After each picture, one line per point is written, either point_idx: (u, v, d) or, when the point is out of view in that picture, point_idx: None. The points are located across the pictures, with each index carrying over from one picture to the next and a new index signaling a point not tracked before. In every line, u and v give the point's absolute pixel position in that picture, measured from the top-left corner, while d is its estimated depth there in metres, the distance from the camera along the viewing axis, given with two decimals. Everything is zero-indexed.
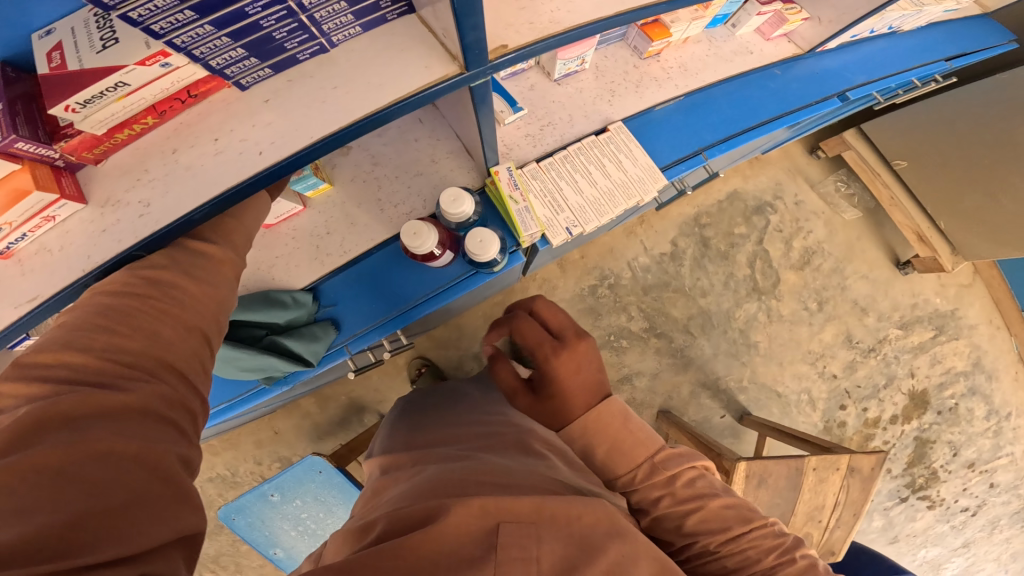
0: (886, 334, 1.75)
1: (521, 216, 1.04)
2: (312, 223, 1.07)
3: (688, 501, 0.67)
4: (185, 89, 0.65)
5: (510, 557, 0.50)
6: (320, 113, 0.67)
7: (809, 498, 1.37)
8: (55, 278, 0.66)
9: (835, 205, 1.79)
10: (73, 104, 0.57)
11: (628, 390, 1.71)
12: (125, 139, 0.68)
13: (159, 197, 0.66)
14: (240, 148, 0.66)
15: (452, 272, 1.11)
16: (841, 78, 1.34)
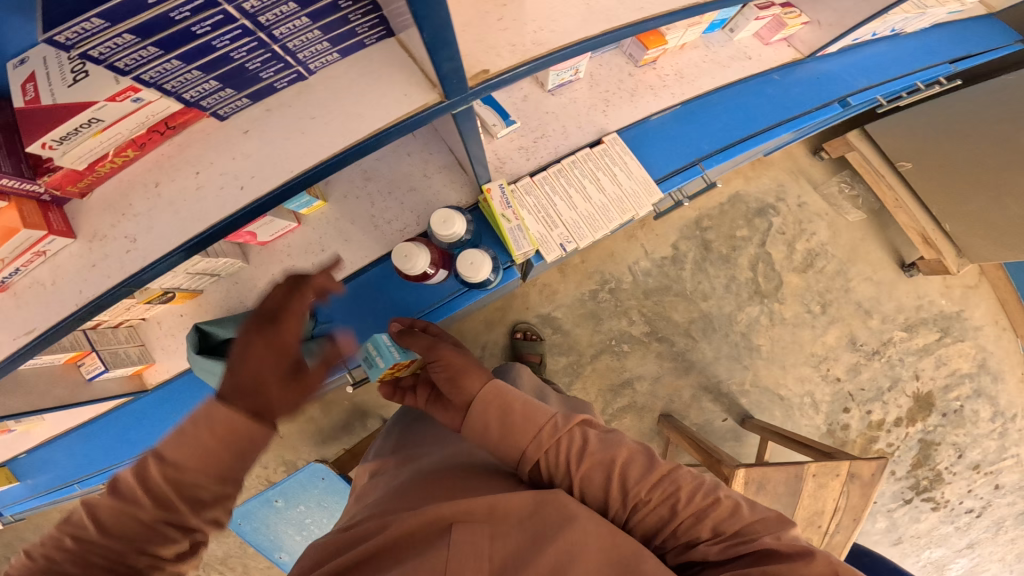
0: (890, 336, 1.73)
1: (514, 234, 1.05)
2: (307, 239, 1.08)
3: (642, 474, 0.66)
4: (163, 120, 0.65)
5: (460, 555, 0.57)
6: (300, 145, 0.66)
7: (808, 504, 1.37)
8: (49, 312, 0.68)
9: (838, 206, 1.77)
10: (49, 141, 0.57)
11: (629, 394, 1.71)
12: (109, 171, 0.68)
13: (144, 231, 0.67)
14: (220, 183, 0.67)
15: (447, 288, 1.11)
16: (842, 82, 1.35)
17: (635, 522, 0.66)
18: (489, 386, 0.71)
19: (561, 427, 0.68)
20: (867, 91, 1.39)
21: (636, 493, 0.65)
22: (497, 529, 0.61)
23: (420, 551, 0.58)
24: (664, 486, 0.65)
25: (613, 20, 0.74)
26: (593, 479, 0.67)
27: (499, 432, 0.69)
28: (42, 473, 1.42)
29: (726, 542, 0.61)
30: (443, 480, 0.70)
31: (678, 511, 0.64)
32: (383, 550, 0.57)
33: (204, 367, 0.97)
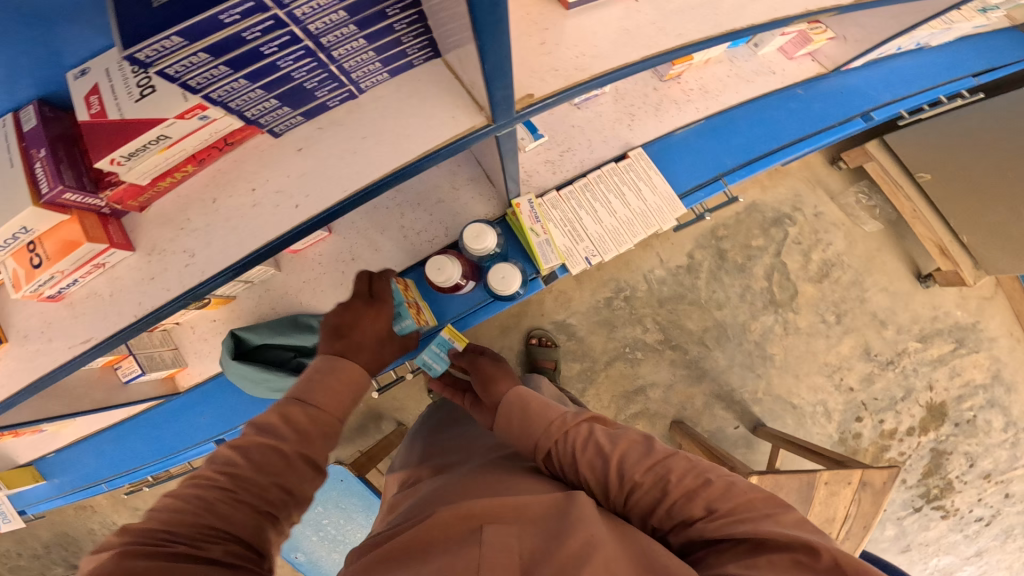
0: (905, 347, 1.74)
1: (542, 248, 1.08)
2: (337, 248, 1.19)
3: (647, 466, 0.66)
4: (223, 138, 0.70)
5: (493, 546, 0.55)
6: (353, 164, 0.70)
7: (820, 511, 1.39)
8: (110, 321, 0.75)
9: (855, 216, 1.77)
10: (118, 157, 0.61)
11: (641, 401, 1.73)
12: (168, 186, 0.73)
13: (202, 247, 0.72)
14: (275, 200, 0.71)
15: (473, 298, 1.16)
16: (865, 97, 1.39)
17: (632, 504, 0.66)
18: (512, 390, 0.84)
19: (569, 421, 0.74)
20: (890, 105, 1.41)
21: (629, 475, 0.66)
22: (524, 527, 0.59)
23: (448, 549, 0.56)
24: (654, 470, 0.65)
25: (654, 46, 0.76)
26: (592, 467, 0.68)
27: (519, 423, 0.78)
28: (69, 472, 1.49)
29: (721, 520, 0.57)
30: (469, 483, 0.72)
31: (668, 491, 0.62)
32: (417, 542, 0.58)
33: (238, 369, 1.12)
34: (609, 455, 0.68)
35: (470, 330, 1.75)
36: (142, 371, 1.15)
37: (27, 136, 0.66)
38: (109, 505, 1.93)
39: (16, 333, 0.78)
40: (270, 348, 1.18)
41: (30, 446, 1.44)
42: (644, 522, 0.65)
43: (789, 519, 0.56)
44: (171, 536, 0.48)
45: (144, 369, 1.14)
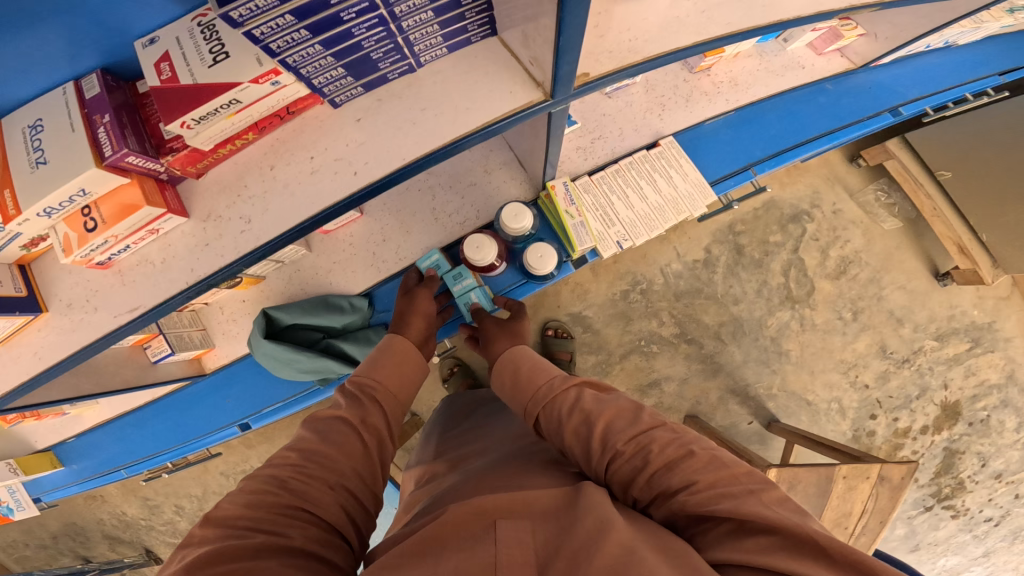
0: (922, 345, 1.74)
1: (577, 230, 1.12)
2: (368, 230, 1.24)
3: (631, 438, 0.68)
4: (286, 106, 0.81)
5: (508, 537, 0.56)
6: (411, 136, 0.80)
7: (836, 505, 1.40)
8: (157, 289, 0.85)
9: (874, 214, 1.77)
10: (189, 120, 0.70)
11: (656, 394, 1.74)
12: (226, 152, 0.84)
13: (258, 215, 0.83)
14: (335, 167, 0.82)
15: (504, 281, 1.22)
16: (894, 93, 1.39)
17: (613, 472, 0.68)
18: (511, 355, 0.93)
19: (559, 389, 0.80)
20: (917, 101, 1.41)
21: (612, 443, 0.69)
22: (537, 522, 0.59)
23: (463, 545, 0.56)
24: (637, 440, 0.68)
25: (704, 33, 0.78)
26: (579, 433, 0.73)
27: (513, 387, 0.89)
28: (89, 457, 1.50)
29: (700, 495, 0.59)
30: (489, 482, 0.72)
31: (649, 461, 0.65)
32: (433, 538, 0.57)
33: (271, 348, 1.17)
34: (595, 424, 0.72)
35: None
36: (172, 350, 1.17)
37: (89, 102, 0.73)
38: (122, 494, 1.93)
39: (64, 306, 0.86)
40: (299, 329, 1.24)
41: (52, 429, 1.46)
42: (626, 493, 0.67)
43: (772, 496, 0.57)
44: (254, 524, 0.55)
45: (174, 349, 1.16)
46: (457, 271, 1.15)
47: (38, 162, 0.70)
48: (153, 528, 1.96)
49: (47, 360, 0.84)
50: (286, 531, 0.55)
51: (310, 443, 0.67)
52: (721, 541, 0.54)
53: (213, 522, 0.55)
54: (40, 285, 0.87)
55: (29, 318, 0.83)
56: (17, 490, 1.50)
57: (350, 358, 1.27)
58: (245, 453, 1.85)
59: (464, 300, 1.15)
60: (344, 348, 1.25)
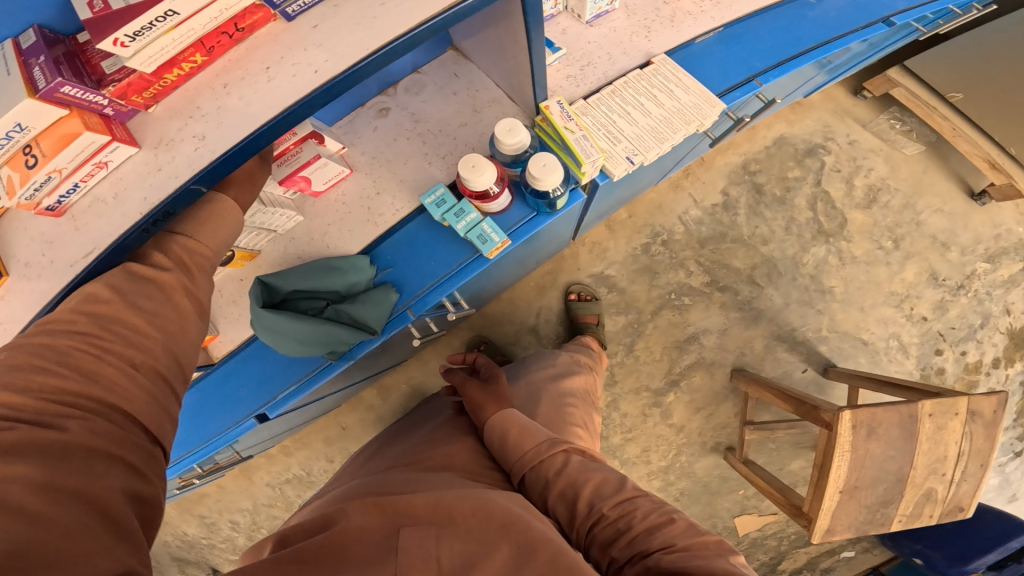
0: (973, 269, 1.62)
1: (580, 145, 0.94)
2: (361, 185, 1.01)
3: (616, 508, 0.71)
4: (232, 21, 0.61)
5: (411, 558, 0.57)
6: (376, 30, 0.65)
7: (927, 449, 1.19)
8: (109, 227, 0.63)
9: (892, 141, 1.70)
10: (122, 37, 0.54)
11: (696, 350, 1.61)
12: (175, 81, 0.64)
13: (213, 128, 0.63)
14: (293, 72, 0.64)
15: (512, 217, 1.00)
16: (882, 5, 1.20)
17: (597, 531, 0.71)
18: (500, 414, 0.83)
19: (545, 451, 0.77)
20: (907, 12, 1.21)
21: (598, 507, 0.72)
22: (443, 530, 0.60)
23: (364, 554, 0.57)
24: (622, 506, 0.72)
25: None
26: (563, 499, 0.73)
27: (499, 447, 0.80)
28: None
29: (676, 554, 0.64)
30: (389, 482, 0.74)
31: (632, 525, 0.69)
32: (329, 545, 0.57)
33: (269, 319, 0.90)
34: (585, 487, 0.73)
35: (506, 292, 1.64)
36: None
37: (24, 52, 0.59)
38: None
39: (22, 267, 0.64)
40: (299, 297, 0.97)
41: None
42: (604, 553, 0.70)
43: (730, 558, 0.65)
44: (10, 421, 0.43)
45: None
46: (458, 207, 0.96)
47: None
48: (184, 563, 1.71)
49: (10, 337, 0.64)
50: (57, 423, 0.44)
51: (110, 314, 0.52)
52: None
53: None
54: None
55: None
56: None
57: (362, 325, 0.98)
58: (279, 462, 1.69)
59: (475, 235, 0.96)
60: (352, 313, 0.96)
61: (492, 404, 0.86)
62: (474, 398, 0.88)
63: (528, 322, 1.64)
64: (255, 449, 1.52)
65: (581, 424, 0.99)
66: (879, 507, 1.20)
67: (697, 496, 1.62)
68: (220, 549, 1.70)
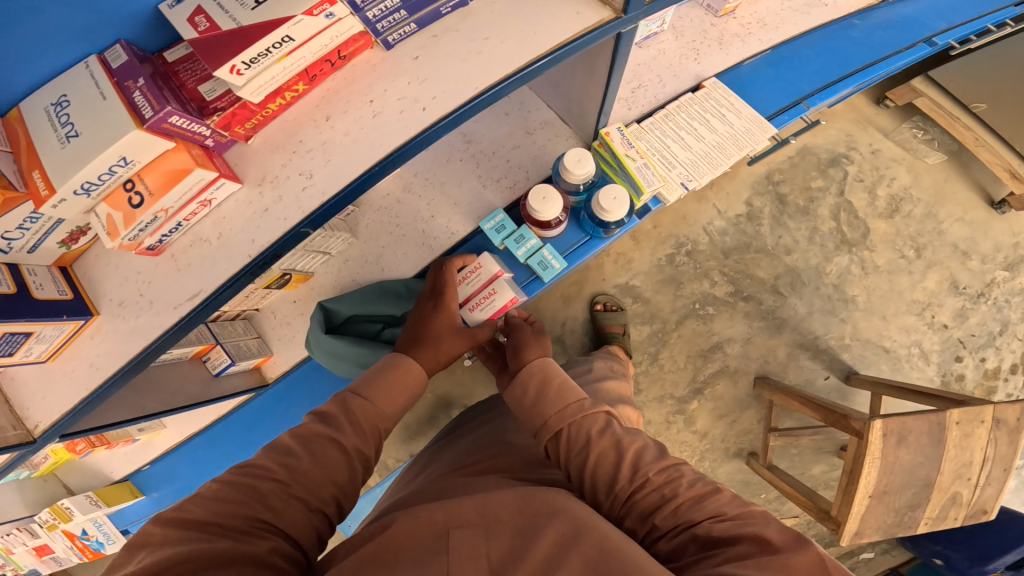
0: (993, 277, 1.65)
1: (641, 173, 0.99)
2: (414, 207, 1.03)
3: (661, 473, 0.62)
4: (337, 49, 0.65)
5: (460, 558, 0.52)
6: (477, 65, 0.67)
7: (954, 456, 1.22)
8: (218, 268, 0.68)
9: (915, 150, 1.72)
10: (239, 64, 0.56)
11: (720, 358, 1.64)
12: (275, 110, 0.68)
13: (320, 166, 0.67)
14: (399, 108, 0.67)
15: (566, 241, 1.03)
16: (923, 25, 1.29)
17: (634, 500, 0.61)
18: (542, 361, 0.77)
19: (587, 407, 0.70)
20: (948, 32, 1.30)
21: (642, 471, 0.62)
22: (491, 529, 0.55)
23: (415, 557, 0.53)
24: (667, 471, 0.62)
25: None
26: (604, 459, 0.64)
27: (535, 398, 0.73)
28: (169, 485, 1.28)
29: (728, 522, 0.55)
30: (438, 486, 0.70)
31: (677, 492, 0.59)
32: (382, 551, 0.54)
33: (332, 345, 0.95)
34: (631, 446, 0.64)
35: (533, 303, 1.66)
36: (232, 361, 0.95)
37: (116, 72, 0.59)
38: None
39: (115, 306, 0.69)
40: (358, 321, 1.01)
41: (123, 458, 1.26)
42: (642, 522, 0.60)
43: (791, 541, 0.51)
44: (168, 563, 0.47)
45: (234, 359, 0.95)
46: (519, 233, 0.99)
47: (68, 136, 0.56)
48: None
49: (106, 372, 0.69)
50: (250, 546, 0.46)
51: (302, 440, 0.56)
52: (746, 562, 0.49)
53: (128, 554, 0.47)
54: (87, 287, 0.70)
55: (80, 324, 0.68)
56: (102, 524, 1.30)
57: None
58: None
59: (535, 261, 1.00)
60: None
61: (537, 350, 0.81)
62: (524, 338, 0.82)
63: (555, 332, 1.65)
64: None
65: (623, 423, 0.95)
66: (907, 511, 1.24)
67: None
68: None
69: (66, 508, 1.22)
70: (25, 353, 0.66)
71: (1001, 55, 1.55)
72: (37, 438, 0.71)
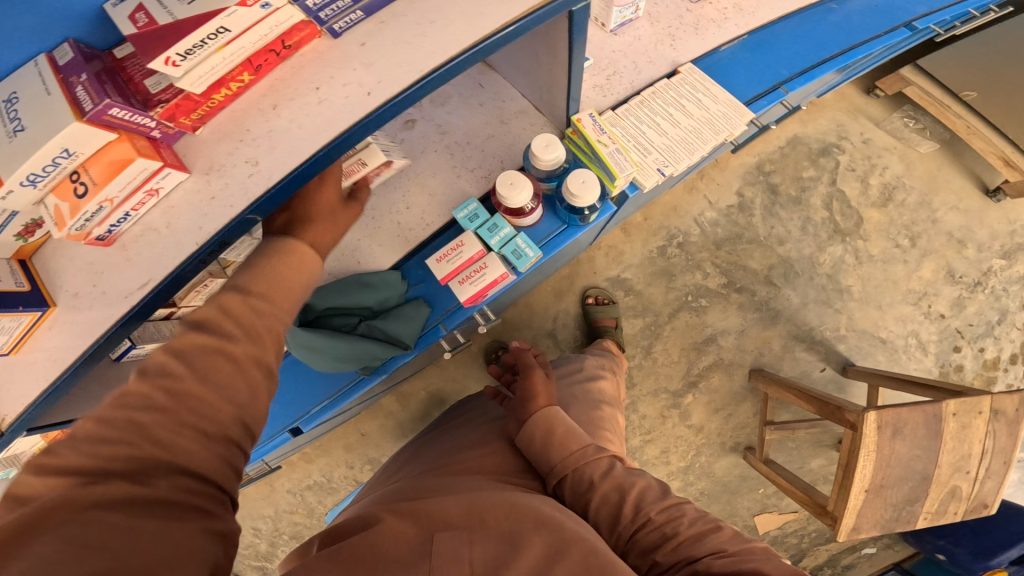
0: (990, 265, 1.63)
1: (613, 158, 0.97)
2: (390, 198, 1.02)
3: (665, 512, 0.66)
4: (281, 38, 0.63)
5: (443, 563, 0.49)
6: (426, 49, 0.66)
7: (952, 447, 1.19)
8: (166, 258, 0.65)
9: (907, 139, 1.70)
10: (174, 56, 0.55)
11: (713, 351, 1.62)
12: (222, 101, 0.65)
13: (266, 153, 0.64)
14: (345, 94, 0.65)
15: (542, 230, 1.02)
16: (903, 10, 1.28)
17: (635, 539, 0.65)
18: (548, 408, 0.75)
19: (592, 454, 0.70)
20: (930, 16, 1.28)
21: (644, 511, 0.66)
22: (477, 533, 0.53)
23: (400, 557, 0.50)
24: (669, 510, 0.66)
25: None
26: (608, 504, 0.67)
27: (540, 447, 0.72)
28: None
29: (729, 557, 0.58)
30: (420, 485, 0.67)
31: (678, 531, 0.63)
32: (367, 549, 0.50)
33: (306, 337, 0.93)
34: (638, 489, 0.68)
35: (524, 297, 1.64)
36: None
37: (62, 69, 0.59)
38: None
39: (71, 297, 0.67)
40: (333, 315, 0.99)
41: None
42: (644, 558, 0.63)
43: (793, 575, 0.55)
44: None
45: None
46: (492, 222, 0.97)
47: (15, 131, 0.56)
48: None
49: (65, 364, 0.67)
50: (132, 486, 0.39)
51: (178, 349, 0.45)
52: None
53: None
54: (46, 280, 0.69)
55: (38, 316, 0.66)
56: None
57: (395, 340, 1.00)
58: (299, 468, 1.70)
59: (509, 250, 0.97)
60: (386, 328, 0.99)
61: (543, 391, 0.79)
62: (531, 386, 0.80)
63: (546, 326, 1.63)
64: (279, 457, 1.54)
65: (612, 429, 0.95)
66: (904, 505, 1.21)
67: (718, 496, 1.62)
68: (243, 554, 1.71)
69: None
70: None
71: (989, 41, 1.54)
72: (4, 432, 0.69)
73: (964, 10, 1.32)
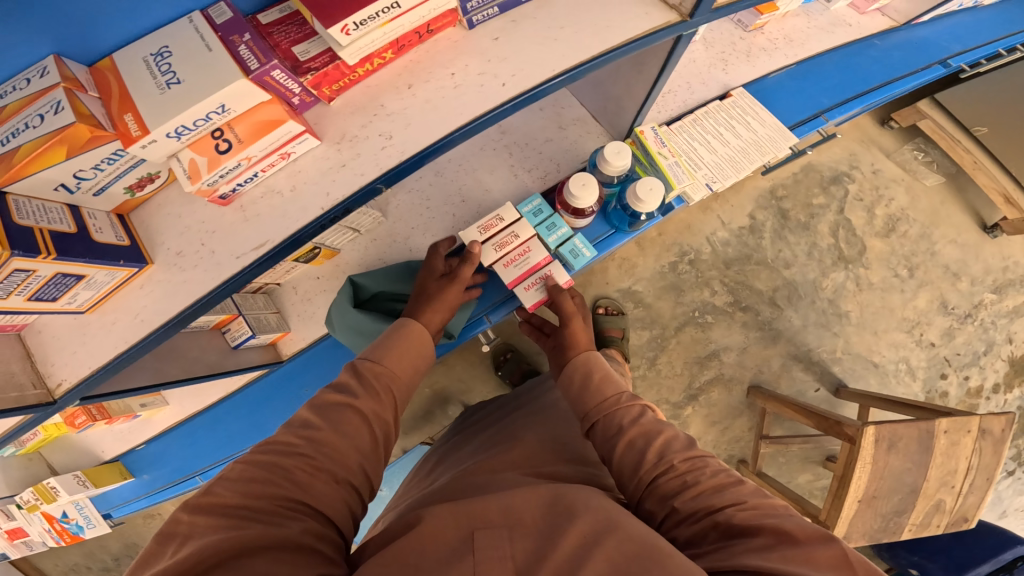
0: (981, 299, 1.71)
1: (672, 170, 1.00)
2: (445, 191, 1.05)
3: (687, 469, 0.61)
4: (428, 22, 0.70)
5: (487, 558, 0.53)
6: (555, 51, 0.71)
7: (940, 463, 1.27)
8: (287, 220, 0.72)
9: (915, 171, 1.77)
10: (349, 24, 0.60)
11: (716, 366, 1.68)
12: (361, 75, 0.72)
13: (400, 128, 0.71)
14: (480, 81, 0.71)
15: (590, 233, 1.06)
16: (939, 47, 1.33)
17: (650, 489, 0.62)
18: (585, 355, 0.82)
19: (624, 400, 0.72)
20: (961, 55, 1.34)
21: (667, 458, 0.62)
22: (515, 531, 0.56)
23: (443, 557, 0.53)
24: (693, 460, 0.62)
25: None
26: (631, 449, 0.65)
27: (579, 388, 0.78)
28: (161, 466, 1.27)
29: (750, 512, 0.54)
30: (458, 484, 0.70)
31: (700, 480, 0.59)
32: (411, 544, 0.55)
33: (358, 319, 0.94)
34: (660, 436, 0.65)
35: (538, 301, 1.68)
36: (253, 334, 0.96)
37: (221, 28, 0.62)
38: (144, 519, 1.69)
39: (172, 255, 0.72)
40: (384, 299, 1.00)
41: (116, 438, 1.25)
42: (662, 504, 0.60)
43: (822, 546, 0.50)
44: (254, 513, 0.48)
45: (255, 331, 0.95)
46: (551, 220, 0.98)
47: (168, 84, 0.57)
48: None
49: (152, 325, 0.71)
50: (281, 523, 0.48)
51: (318, 412, 0.60)
52: (770, 556, 0.49)
53: (205, 507, 0.48)
54: (143, 237, 0.73)
55: (134, 271, 0.70)
56: (86, 506, 1.30)
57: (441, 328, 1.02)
58: None
59: (566, 249, 0.99)
60: None
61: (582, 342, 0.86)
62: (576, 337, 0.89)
63: None
64: None
65: None
66: (892, 517, 1.29)
67: None
68: None
69: (52, 488, 1.22)
70: (71, 300, 0.67)
71: (1005, 81, 1.61)
72: (56, 399, 0.72)
73: (993, 49, 1.38)
